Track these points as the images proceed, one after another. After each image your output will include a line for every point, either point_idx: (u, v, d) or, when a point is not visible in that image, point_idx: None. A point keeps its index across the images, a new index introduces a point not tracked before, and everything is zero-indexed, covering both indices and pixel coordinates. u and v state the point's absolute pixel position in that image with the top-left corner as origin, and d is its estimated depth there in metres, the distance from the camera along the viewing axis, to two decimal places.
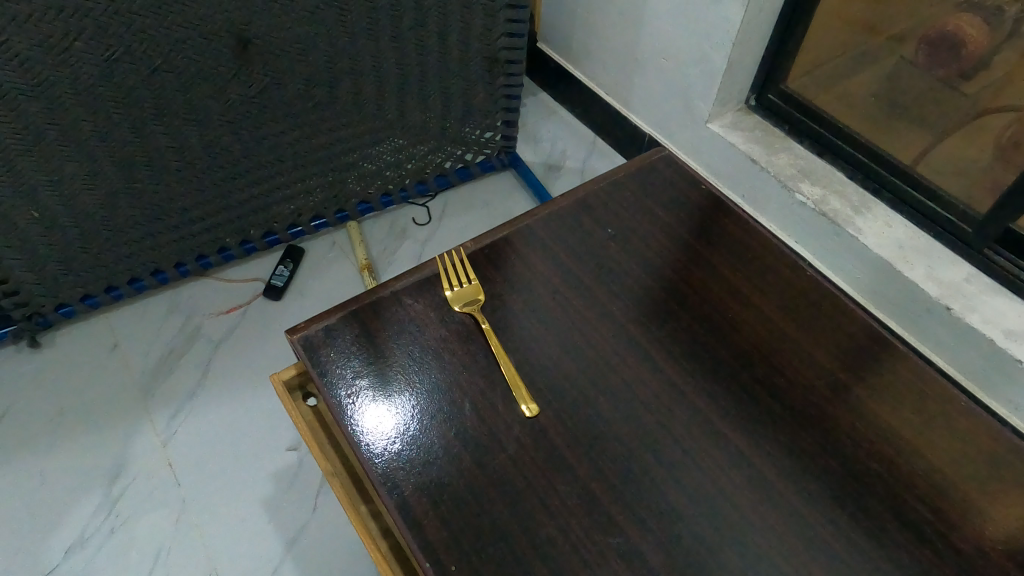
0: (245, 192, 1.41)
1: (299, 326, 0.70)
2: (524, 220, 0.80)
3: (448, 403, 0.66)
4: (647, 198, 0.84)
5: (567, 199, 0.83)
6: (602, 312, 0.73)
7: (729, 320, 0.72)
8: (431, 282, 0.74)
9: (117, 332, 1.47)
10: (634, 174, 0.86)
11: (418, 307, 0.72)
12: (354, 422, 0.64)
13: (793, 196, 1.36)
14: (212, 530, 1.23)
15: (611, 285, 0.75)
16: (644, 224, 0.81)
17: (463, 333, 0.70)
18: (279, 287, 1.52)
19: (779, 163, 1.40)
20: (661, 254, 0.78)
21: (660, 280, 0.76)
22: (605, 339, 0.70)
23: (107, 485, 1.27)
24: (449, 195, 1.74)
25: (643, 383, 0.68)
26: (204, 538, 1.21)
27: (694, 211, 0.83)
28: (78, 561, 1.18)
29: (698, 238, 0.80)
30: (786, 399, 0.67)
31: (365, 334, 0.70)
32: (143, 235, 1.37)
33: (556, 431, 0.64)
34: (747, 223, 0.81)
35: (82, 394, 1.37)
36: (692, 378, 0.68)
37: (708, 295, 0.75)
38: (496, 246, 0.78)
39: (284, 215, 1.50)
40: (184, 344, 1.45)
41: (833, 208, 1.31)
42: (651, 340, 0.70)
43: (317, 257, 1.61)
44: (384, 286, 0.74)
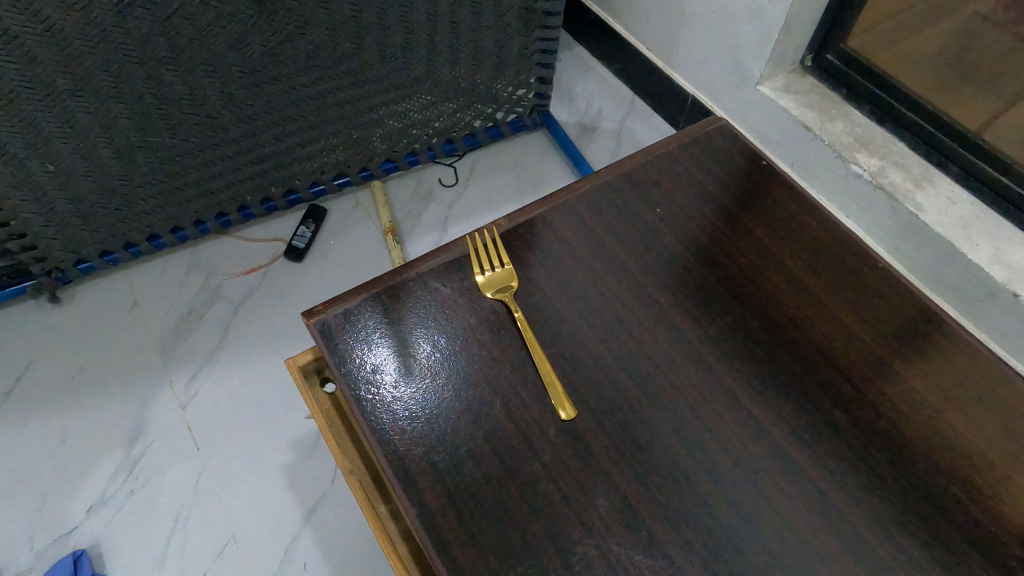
0: (265, 148, 1.34)
1: (317, 309, 0.64)
2: (563, 196, 0.73)
3: (477, 400, 0.60)
4: (699, 174, 0.75)
5: (611, 173, 0.75)
6: (648, 303, 0.66)
7: (789, 317, 0.65)
8: (460, 263, 0.68)
9: (136, 290, 1.43)
10: (685, 146, 0.77)
11: (445, 292, 0.66)
12: (375, 419, 0.59)
13: (849, 167, 1.26)
14: (232, 495, 1.21)
15: (658, 272, 0.68)
16: (695, 203, 0.73)
17: (495, 322, 0.64)
18: (299, 250, 1.47)
19: (835, 131, 1.28)
20: (714, 239, 0.70)
21: (712, 268, 0.68)
22: (650, 334, 0.64)
23: (126, 446, 1.25)
24: (477, 156, 1.65)
25: (692, 385, 0.61)
26: (224, 503, 1.20)
27: (751, 189, 0.74)
28: (98, 520, 1.17)
29: (756, 221, 0.72)
30: (852, 410, 0.60)
31: (387, 320, 0.64)
32: (162, 191, 1.32)
33: (594, 436, 0.58)
34: (809, 204, 0.73)
35: (101, 353, 1.34)
36: (746, 381, 0.61)
37: (766, 287, 0.67)
38: (532, 224, 0.71)
39: (305, 173, 1.44)
40: (204, 305, 1.42)
41: (892, 181, 1.20)
42: (702, 337, 0.64)
43: (340, 218, 1.55)
44: (408, 267, 0.67)
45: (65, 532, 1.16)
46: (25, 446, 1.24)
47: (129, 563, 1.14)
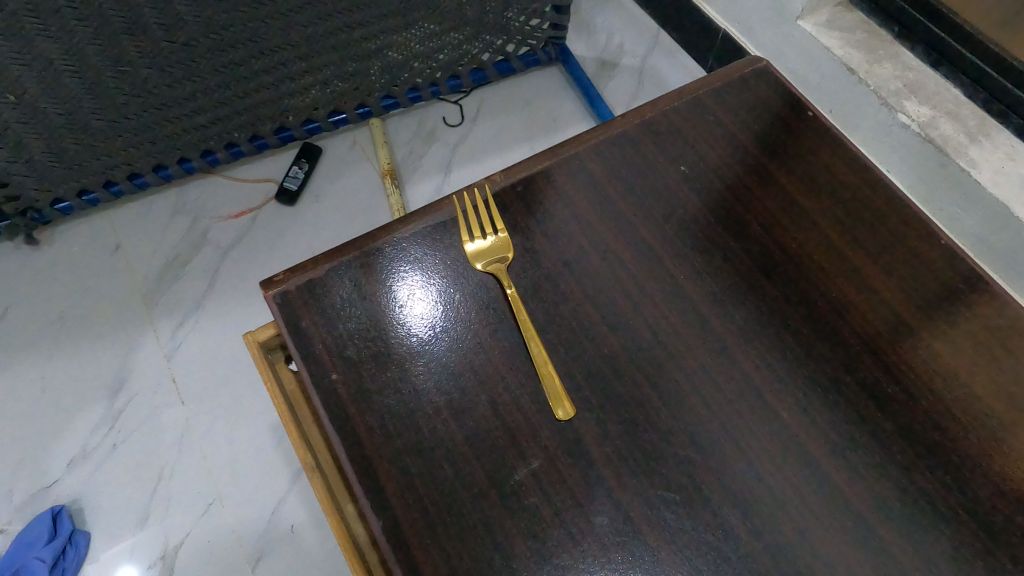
0: (250, 81, 1.22)
1: (277, 279, 0.55)
2: (571, 148, 0.62)
3: (459, 392, 0.51)
4: (732, 127, 0.64)
5: (629, 122, 0.64)
6: (664, 281, 0.56)
7: (830, 302, 0.55)
8: (446, 228, 0.58)
9: (119, 232, 1.35)
10: (718, 92, 0.66)
11: (427, 263, 0.56)
12: (340, 410, 0.51)
13: (895, 117, 1.12)
14: (217, 452, 1.16)
15: (678, 245, 0.58)
16: (728, 161, 0.62)
17: (484, 300, 0.55)
18: (293, 192, 1.37)
19: (883, 75, 1.13)
20: (746, 205, 0.60)
21: (742, 241, 0.58)
22: (665, 319, 0.55)
23: (108, 397, 1.19)
24: (486, 93, 1.52)
25: (712, 381, 0.52)
26: (209, 460, 1.15)
27: (794, 146, 0.63)
28: (79, 475, 1.13)
29: (797, 186, 0.61)
30: (900, 417, 0.51)
31: (358, 293, 0.55)
32: (141, 126, 1.22)
33: (593, 440, 0.50)
34: (862, 166, 0.61)
35: (82, 298, 1.27)
36: (775, 378, 0.52)
37: (804, 265, 0.57)
38: (533, 181, 0.60)
39: (296, 109, 1.32)
40: (190, 251, 1.33)
41: (943, 133, 1.07)
42: (725, 324, 0.54)
43: (335, 158, 1.44)
44: (386, 231, 0.58)
45: (45, 486, 1.12)
46: (5, 394, 1.19)
47: (112, 520, 1.10)
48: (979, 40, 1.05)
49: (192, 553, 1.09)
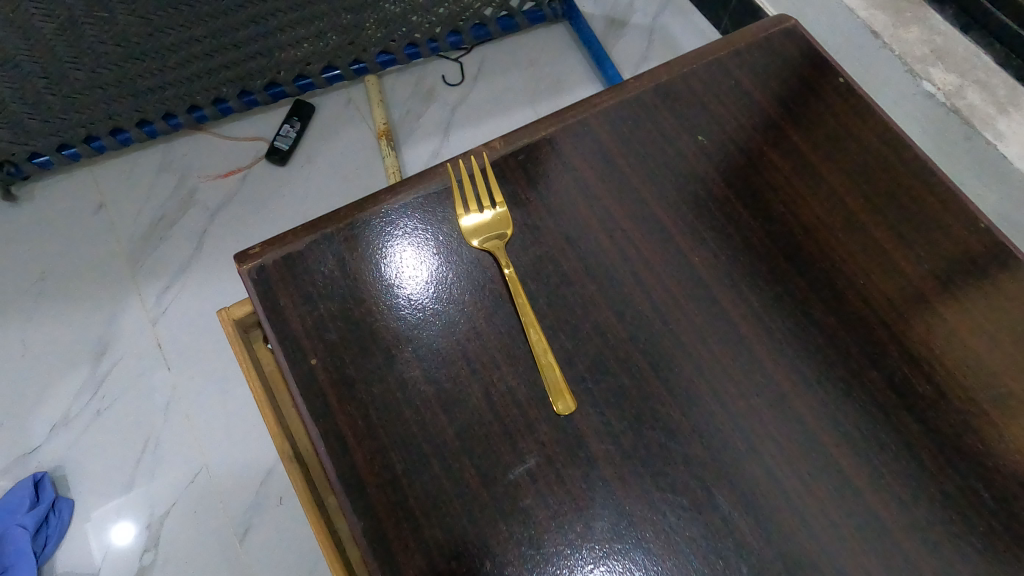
0: (237, 32, 1.14)
1: (252, 252, 0.50)
2: (579, 113, 0.57)
3: (450, 381, 0.47)
4: (756, 93, 0.58)
5: (643, 84, 0.58)
6: (677, 263, 0.52)
7: (857, 290, 0.51)
8: (440, 200, 0.53)
9: (103, 188, 1.29)
10: (742, 54, 0.60)
11: (419, 239, 0.52)
12: (320, 398, 0.46)
13: (917, 85, 0.92)
14: (203, 421, 1.12)
15: (693, 224, 0.53)
16: (750, 131, 0.57)
17: (480, 279, 0.50)
18: (283, 151, 1.30)
19: (907, 40, 0.93)
20: (769, 181, 0.55)
21: (762, 221, 0.53)
22: (677, 304, 0.50)
23: (91, 362, 1.15)
24: (488, 50, 1.43)
25: (726, 373, 0.48)
26: (196, 430, 1.12)
27: (823, 116, 0.57)
28: (62, 441, 1.10)
29: (825, 161, 0.55)
30: (930, 419, 0.47)
31: (342, 269, 0.50)
32: (122, 79, 1.14)
33: (595, 436, 0.46)
34: (898, 140, 0.56)
35: (64, 258, 1.23)
36: (794, 371, 0.49)
37: (830, 249, 0.52)
38: (536, 149, 0.55)
39: (287, 64, 1.24)
40: (177, 212, 1.28)
41: (970, 103, 0.88)
42: (741, 312, 0.50)
43: (329, 117, 1.37)
44: (373, 201, 0.52)
45: (28, 451, 1.09)
46: None
47: (96, 489, 1.08)
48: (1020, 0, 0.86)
49: (177, 525, 1.06)
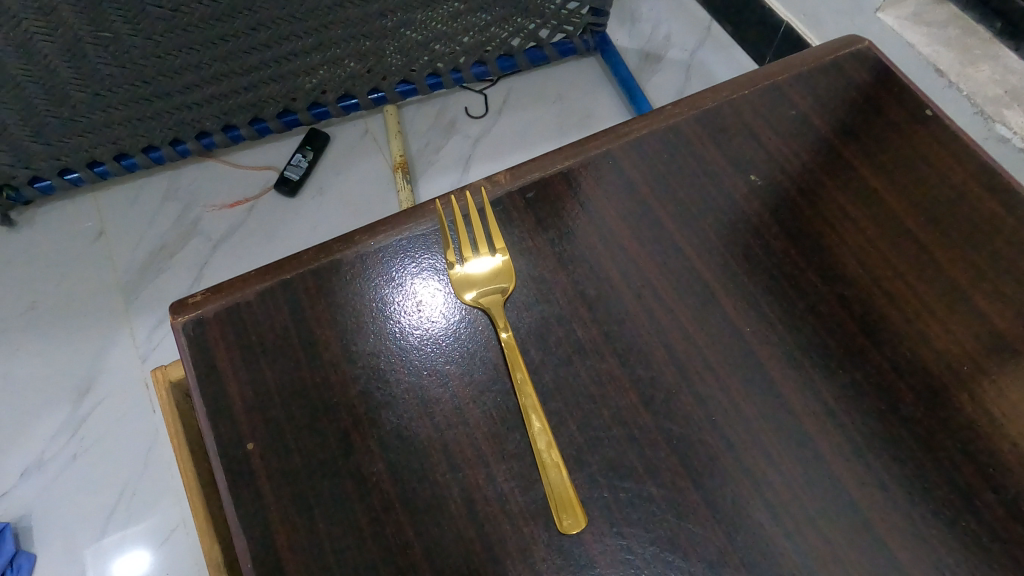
0: (234, 60, 0.98)
1: (192, 301, 0.40)
2: (602, 144, 0.47)
3: (422, 480, 0.37)
4: (822, 125, 0.48)
5: (681, 113, 0.48)
6: (722, 335, 0.41)
7: (961, 380, 0.39)
8: (428, 244, 0.43)
9: (102, 211, 1.17)
10: (803, 80, 0.49)
11: (397, 294, 0.42)
12: (256, 496, 0.37)
13: (988, 128, 0.73)
14: None
15: (740, 283, 0.43)
16: (815, 171, 0.46)
17: (469, 346, 0.40)
18: (293, 180, 1.17)
19: (977, 78, 0.74)
20: (839, 233, 0.44)
21: (831, 282, 0.42)
22: (720, 387, 0.40)
23: (73, 401, 1.04)
24: (515, 82, 1.27)
25: (786, 482, 0.37)
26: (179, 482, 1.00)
27: (907, 155, 0.46)
28: (34, 485, 0.99)
29: (911, 209, 0.44)
30: None
31: (297, 326, 0.40)
32: (118, 105, 0.99)
33: (608, 563, 0.35)
34: (1003, 187, 0.44)
35: (54, 286, 1.11)
36: (876, 485, 0.37)
37: (923, 324, 0.41)
38: (548, 187, 0.45)
39: (296, 93, 1.08)
40: (176, 241, 1.15)
41: None
42: (803, 400, 0.39)
43: (341, 148, 1.23)
44: (345, 242, 0.43)
45: None
46: None
47: (62, 546, 0.95)
48: None
49: None
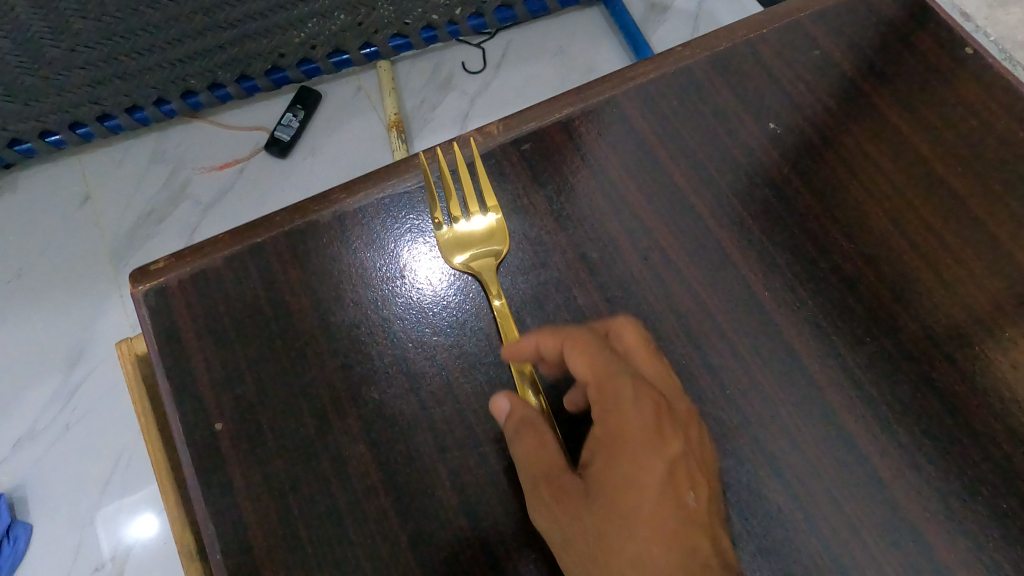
0: (198, 17, 0.82)
1: (156, 267, 0.37)
2: (606, 90, 0.42)
3: (408, 463, 0.34)
4: (847, 65, 0.43)
5: (693, 54, 0.43)
6: (736, 299, 0.37)
7: (1003, 351, 0.35)
8: (415, 203, 0.39)
9: (86, 174, 1.00)
10: (827, 14, 0.44)
11: (379, 259, 0.38)
12: (226, 484, 0.33)
13: None
14: None
15: (757, 241, 0.39)
16: (839, 117, 0.42)
17: (457, 315, 0.37)
18: (284, 142, 1.00)
19: None
20: (866, 187, 0.40)
21: (857, 240, 0.38)
22: (733, 356, 0.36)
23: (65, 369, 0.92)
24: (517, 34, 1.08)
25: (804, 461, 0.34)
26: None
27: (940, 95, 0.41)
28: (26, 458, 0.87)
29: (945, 156, 0.40)
30: None
31: (270, 295, 0.37)
32: (92, 64, 0.84)
33: None
34: None
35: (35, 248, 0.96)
36: (904, 463, 0.34)
37: (958, 285, 0.37)
38: (547, 137, 0.41)
39: (272, 52, 0.92)
40: (167, 206, 0.99)
41: None
42: (824, 369, 0.36)
43: (331, 112, 1.04)
44: (321, 201, 0.39)
45: None
46: None
47: (55, 528, 0.84)
48: None
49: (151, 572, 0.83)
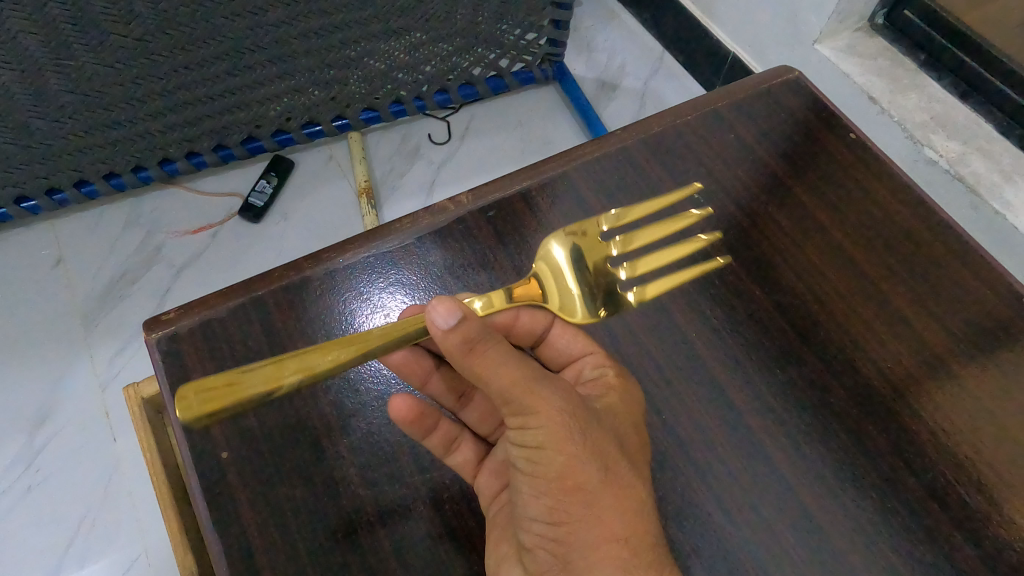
0: (176, 97, 0.87)
1: (164, 318, 0.42)
2: (557, 165, 0.50)
3: (391, 483, 0.40)
4: (757, 148, 0.52)
5: (629, 138, 0.51)
6: (669, 341, 0.44)
7: (887, 379, 0.43)
8: (396, 262, 0.46)
9: (59, 238, 1.02)
10: (738, 107, 0.54)
11: (364, 307, 0.44)
12: (230, 508, 0.38)
13: (917, 151, 0.75)
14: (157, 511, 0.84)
15: (686, 292, 0.46)
16: (750, 190, 0.50)
17: (424, 346, 0.43)
18: (258, 208, 1.04)
19: (906, 105, 0.77)
20: (773, 245, 0.48)
21: (768, 290, 0.46)
22: (670, 389, 0.43)
23: (27, 432, 0.88)
24: (477, 110, 1.17)
25: (732, 477, 0.40)
26: (145, 522, 0.83)
27: (832, 173, 0.50)
28: None
29: (835, 220, 0.49)
30: (986, 540, 0.38)
31: (269, 341, 0.42)
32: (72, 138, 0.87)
33: None
34: (916, 200, 0.49)
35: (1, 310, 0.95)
36: (809, 475, 0.40)
37: (849, 325, 0.45)
38: (508, 205, 0.48)
39: (246, 125, 0.97)
40: (140, 268, 1.00)
41: (975, 170, 0.71)
42: (745, 398, 0.42)
43: (305, 178, 1.10)
44: (314, 260, 0.45)
45: None
46: None
47: None
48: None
49: None
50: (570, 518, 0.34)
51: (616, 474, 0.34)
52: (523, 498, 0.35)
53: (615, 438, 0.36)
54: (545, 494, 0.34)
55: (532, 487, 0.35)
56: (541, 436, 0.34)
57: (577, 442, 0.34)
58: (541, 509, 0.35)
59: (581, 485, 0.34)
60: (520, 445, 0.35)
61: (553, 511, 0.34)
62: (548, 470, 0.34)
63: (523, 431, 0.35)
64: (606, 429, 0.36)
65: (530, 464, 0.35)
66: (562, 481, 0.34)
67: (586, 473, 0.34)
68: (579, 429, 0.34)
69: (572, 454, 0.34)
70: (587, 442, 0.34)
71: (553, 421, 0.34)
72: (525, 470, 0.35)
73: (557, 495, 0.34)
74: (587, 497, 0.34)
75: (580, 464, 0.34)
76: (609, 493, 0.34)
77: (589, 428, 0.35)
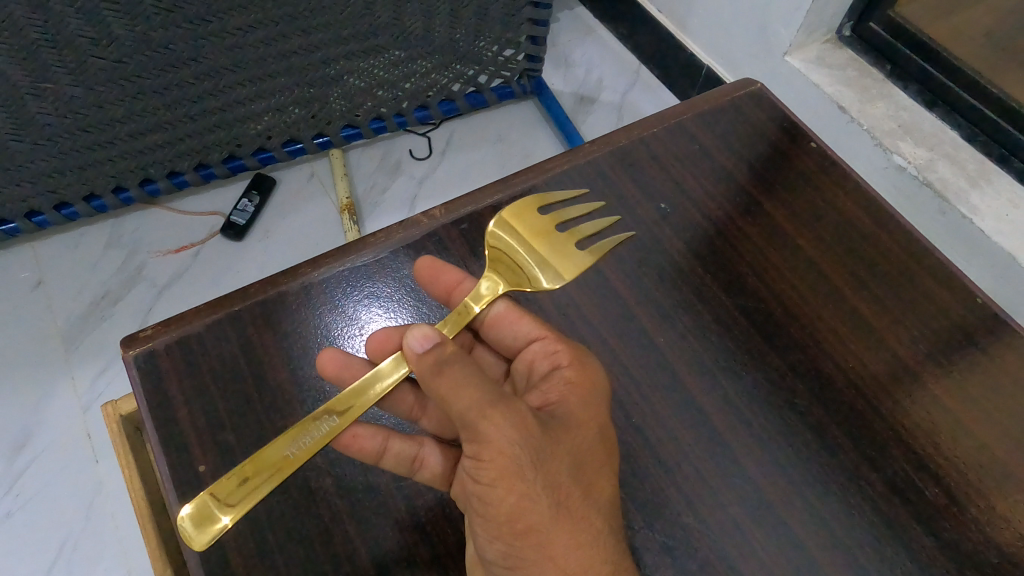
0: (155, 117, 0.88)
1: (141, 334, 0.42)
2: (529, 178, 0.51)
3: (367, 492, 0.40)
4: (722, 158, 0.54)
5: (597, 150, 0.53)
6: (638, 346, 0.46)
7: (848, 378, 0.44)
8: (371, 275, 0.47)
9: (39, 260, 1.01)
10: (704, 118, 0.55)
11: (341, 320, 0.45)
12: None
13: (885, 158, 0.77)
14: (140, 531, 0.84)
15: (655, 298, 0.47)
16: (715, 198, 0.52)
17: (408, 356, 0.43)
18: (240, 226, 1.04)
19: (874, 115, 0.79)
20: (738, 252, 0.49)
21: (735, 295, 0.48)
22: (640, 393, 0.44)
23: (7, 456, 0.87)
24: (458, 125, 1.19)
25: (701, 477, 0.41)
26: (127, 543, 0.83)
27: (794, 182, 0.52)
28: None
29: (799, 227, 0.50)
30: (944, 532, 0.39)
31: (246, 355, 0.43)
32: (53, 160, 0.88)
33: None
34: (876, 207, 0.51)
35: None
36: (776, 474, 0.41)
37: (812, 327, 0.46)
38: (481, 218, 0.50)
39: (227, 144, 0.97)
40: (121, 288, 1.00)
41: (941, 176, 0.73)
42: (712, 401, 0.44)
43: (286, 194, 1.10)
44: (291, 275, 0.46)
45: None
46: None
47: None
48: (985, 60, 0.80)
49: None
50: (526, 562, 0.33)
51: (569, 510, 0.33)
52: (480, 540, 0.35)
53: (573, 458, 0.35)
54: (498, 538, 0.34)
55: (487, 531, 0.34)
56: (494, 473, 0.33)
57: (526, 481, 0.33)
58: (497, 553, 0.34)
59: (531, 528, 0.33)
60: (474, 480, 0.34)
61: (508, 556, 0.34)
62: (498, 514, 0.33)
63: (475, 465, 0.33)
64: (561, 459, 0.34)
65: (483, 506, 0.34)
66: (512, 523, 0.33)
67: (537, 513, 0.33)
68: (529, 462, 0.33)
69: (523, 493, 0.33)
70: (539, 475, 0.33)
71: (503, 462, 0.33)
72: (479, 512, 0.34)
73: (510, 540, 0.33)
74: (542, 538, 0.33)
75: (533, 505, 0.33)
76: (560, 529, 0.33)
77: (539, 456, 0.33)
